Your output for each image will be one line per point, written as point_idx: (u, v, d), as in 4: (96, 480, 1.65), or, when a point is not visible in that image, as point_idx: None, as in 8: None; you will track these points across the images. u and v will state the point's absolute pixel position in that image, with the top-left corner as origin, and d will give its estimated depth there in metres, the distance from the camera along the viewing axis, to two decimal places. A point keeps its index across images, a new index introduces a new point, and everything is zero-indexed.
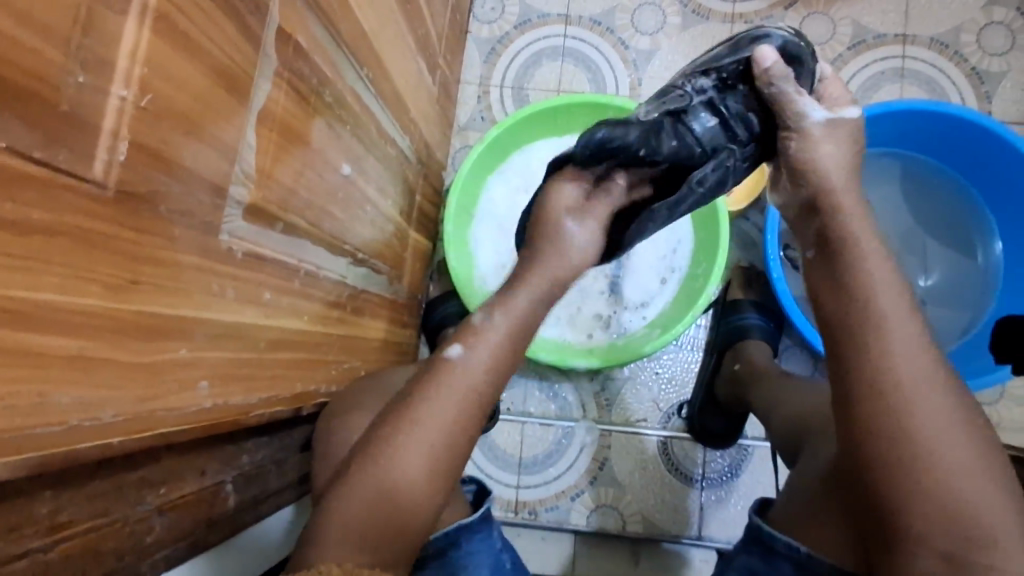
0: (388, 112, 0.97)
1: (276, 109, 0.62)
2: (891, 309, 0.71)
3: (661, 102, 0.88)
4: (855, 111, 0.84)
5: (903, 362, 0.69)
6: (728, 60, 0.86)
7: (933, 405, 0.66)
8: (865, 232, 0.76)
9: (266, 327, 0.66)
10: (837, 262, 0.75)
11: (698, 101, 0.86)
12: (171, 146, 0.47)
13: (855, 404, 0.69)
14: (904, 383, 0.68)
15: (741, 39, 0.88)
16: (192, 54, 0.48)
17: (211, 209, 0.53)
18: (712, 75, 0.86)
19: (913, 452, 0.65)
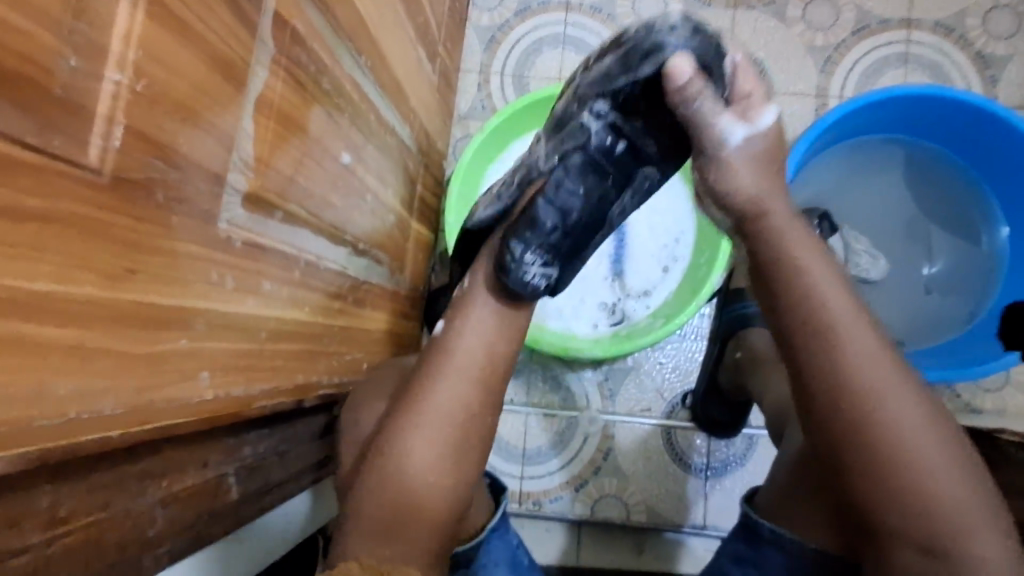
0: (387, 101, 0.96)
1: (274, 95, 0.61)
2: (843, 313, 0.71)
3: (561, 140, 0.84)
4: (771, 110, 0.79)
5: (857, 359, 0.68)
6: (622, 79, 0.78)
7: (895, 403, 0.67)
8: (801, 240, 0.76)
9: (267, 318, 0.65)
10: (787, 265, 0.74)
11: (600, 133, 0.81)
12: (167, 131, 0.46)
13: (817, 408, 0.69)
14: (864, 381, 0.67)
15: (632, 41, 0.78)
16: (187, 38, 0.47)
17: (209, 198, 0.53)
18: (609, 98, 0.80)
19: (880, 449, 0.66)
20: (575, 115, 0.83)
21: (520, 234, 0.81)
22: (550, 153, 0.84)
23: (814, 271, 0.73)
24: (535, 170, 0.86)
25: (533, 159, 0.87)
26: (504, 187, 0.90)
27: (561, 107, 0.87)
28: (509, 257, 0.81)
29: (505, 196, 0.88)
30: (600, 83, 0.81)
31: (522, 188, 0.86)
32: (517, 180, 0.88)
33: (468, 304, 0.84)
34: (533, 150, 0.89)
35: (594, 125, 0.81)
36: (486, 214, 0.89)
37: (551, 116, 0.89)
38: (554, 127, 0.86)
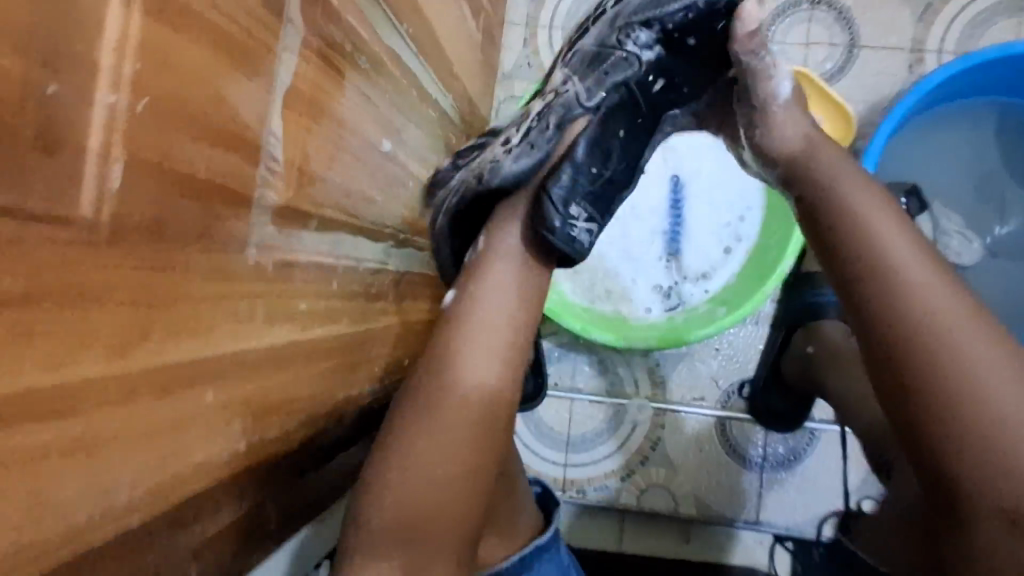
0: (430, 70, 0.85)
1: (306, 86, 0.52)
2: (920, 277, 0.56)
3: (600, 73, 0.69)
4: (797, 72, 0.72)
5: (945, 333, 0.52)
6: (675, 5, 0.66)
7: (1000, 385, 0.50)
8: (862, 194, 0.63)
9: (304, 341, 0.58)
10: (848, 223, 0.61)
11: (643, 67, 0.69)
12: (180, 154, 0.38)
13: (892, 396, 0.53)
14: (955, 355, 0.51)
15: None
16: (199, 34, 0.38)
17: (233, 222, 0.44)
18: (656, 28, 0.67)
19: (988, 447, 0.48)
20: (614, 46, 0.69)
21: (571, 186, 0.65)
22: (591, 87, 0.69)
23: (879, 228, 0.60)
24: (575, 108, 0.69)
25: (568, 95, 0.70)
26: (534, 134, 0.70)
27: (591, 37, 0.72)
28: (556, 215, 0.64)
29: (540, 143, 0.68)
30: (644, 10, 0.68)
31: (560, 131, 0.69)
32: (552, 121, 0.69)
33: (489, 275, 0.67)
34: (559, 88, 0.71)
35: (638, 58, 0.69)
36: (517, 168, 0.68)
37: (578, 48, 0.73)
38: (584, 59, 0.71)
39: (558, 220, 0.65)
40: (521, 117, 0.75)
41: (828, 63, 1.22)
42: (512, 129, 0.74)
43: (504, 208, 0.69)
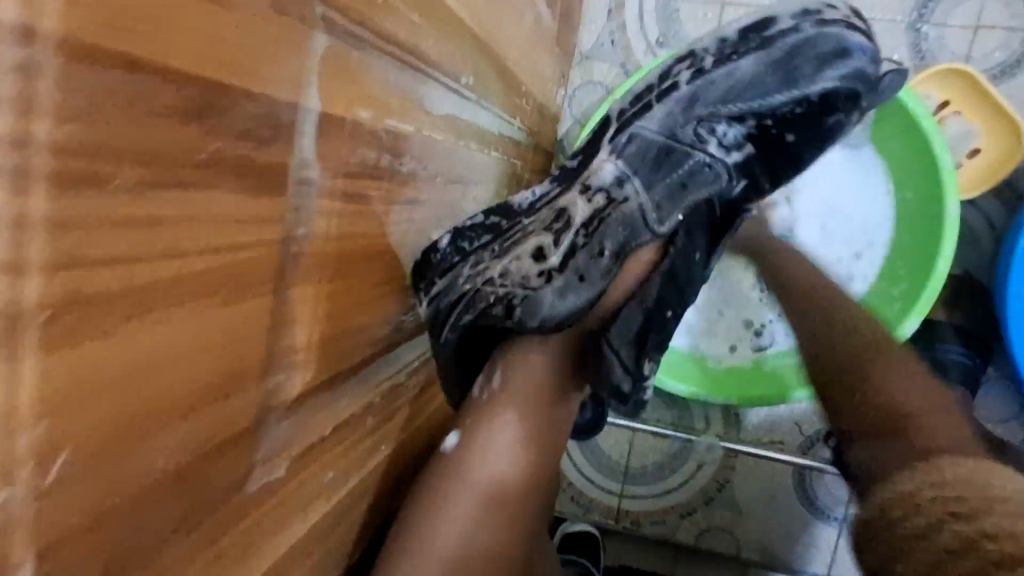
0: (495, 106, 0.68)
1: (327, 244, 0.39)
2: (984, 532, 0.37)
3: (676, 181, 0.56)
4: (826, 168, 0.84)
5: None
6: (783, 96, 0.56)
7: None
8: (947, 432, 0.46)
9: (331, 511, 0.49)
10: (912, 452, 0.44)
11: (728, 171, 0.57)
12: (139, 468, 0.27)
13: None
14: None
15: (788, 41, 0.55)
16: (157, 305, 0.25)
17: (227, 469, 0.34)
18: (752, 121, 0.56)
19: None
20: (691, 143, 0.56)
21: (644, 335, 0.57)
22: (661, 203, 0.56)
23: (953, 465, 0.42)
24: (639, 230, 0.56)
25: (629, 210, 0.55)
26: (581, 259, 0.56)
27: (655, 120, 0.57)
28: (626, 377, 0.58)
29: (595, 275, 0.55)
30: (737, 98, 0.56)
31: (620, 261, 0.56)
32: (609, 247, 0.55)
33: (498, 417, 0.57)
34: (613, 190, 0.56)
35: (722, 159, 0.57)
36: (566, 306, 0.55)
37: (636, 133, 0.57)
38: (649, 153, 0.56)
39: (628, 380, 0.58)
40: (546, 208, 0.58)
41: (1000, 54, 0.93)
42: (534, 227, 0.58)
43: (530, 342, 0.57)
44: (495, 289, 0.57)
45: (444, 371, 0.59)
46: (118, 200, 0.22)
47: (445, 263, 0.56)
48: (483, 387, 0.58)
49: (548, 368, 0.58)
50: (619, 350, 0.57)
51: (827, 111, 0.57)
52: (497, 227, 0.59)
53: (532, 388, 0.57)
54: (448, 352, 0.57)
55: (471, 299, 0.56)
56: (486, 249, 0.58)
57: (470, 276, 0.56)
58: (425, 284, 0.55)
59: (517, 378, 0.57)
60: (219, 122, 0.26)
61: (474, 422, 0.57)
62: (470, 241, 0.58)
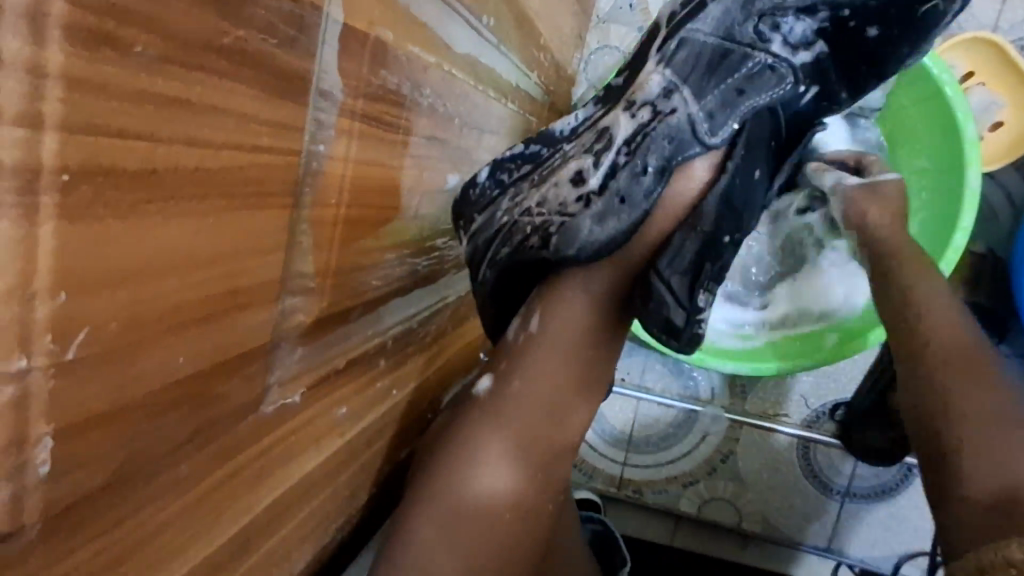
0: (514, 56, 0.67)
1: (347, 168, 0.38)
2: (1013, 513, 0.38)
3: (734, 86, 0.54)
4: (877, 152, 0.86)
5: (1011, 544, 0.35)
6: None
7: None
8: None
9: (339, 448, 0.49)
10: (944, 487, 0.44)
11: (794, 72, 0.55)
12: (155, 366, 0.26)
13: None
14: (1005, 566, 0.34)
15: None
16: (175, 196, 0.25)
17: (243, 387, 0.34)
18: (824, 13, 0.54)
19: None
20: (751, 43, 0.55)
21: (699, 265, 0.54)
22: (713, 112, 0.54)
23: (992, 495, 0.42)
24: (688, 142, 0.54)
25: (677, 123, 0.54)
26: (622, 180, 0.55)
27: (709, 21, 0.55)
28: (679, 310, 0.54)
29: (636, 197, 0.54)
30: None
31: (665, 178, 0.55)
32: (653, 162, 0.54)
33: (524, 374, 0.56)
34: (659, 102, 0.55)
35: (788, 60, 0.55)
36: (604, 233, 0.55)
37: (687, 37, 0.56)
38: (701, 58, 0.55)
39: (680, 313, 0.54)
40: (589, 132, 0.59)
41: None
42: (575, 151, 0.59)
43: (571, 276, 0.57)
44: (532, 219, 0.58)
45: (482, 308, 0.62)
46: (139, 71, 0.22)
47: (483, 198, 0.60)
48: (520, 329, 0.58)
49: (589, 307, 0.56)
50: (670, 279, 0.54)
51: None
52: (538, 156, 0.61)
53: (563, 340, 0.56)
54: (486, 288, 0.61)
55: (507, 231, 0.59)
56: (525, 179, 0.61)
57: (507, 209, 0.60)
58: (463, 222, 0.61)
59: (556, 320, 0.56)
60: (240, 11, 0.26)
61: (501, 378, 0.56)
62: (509, 172, 0.61)
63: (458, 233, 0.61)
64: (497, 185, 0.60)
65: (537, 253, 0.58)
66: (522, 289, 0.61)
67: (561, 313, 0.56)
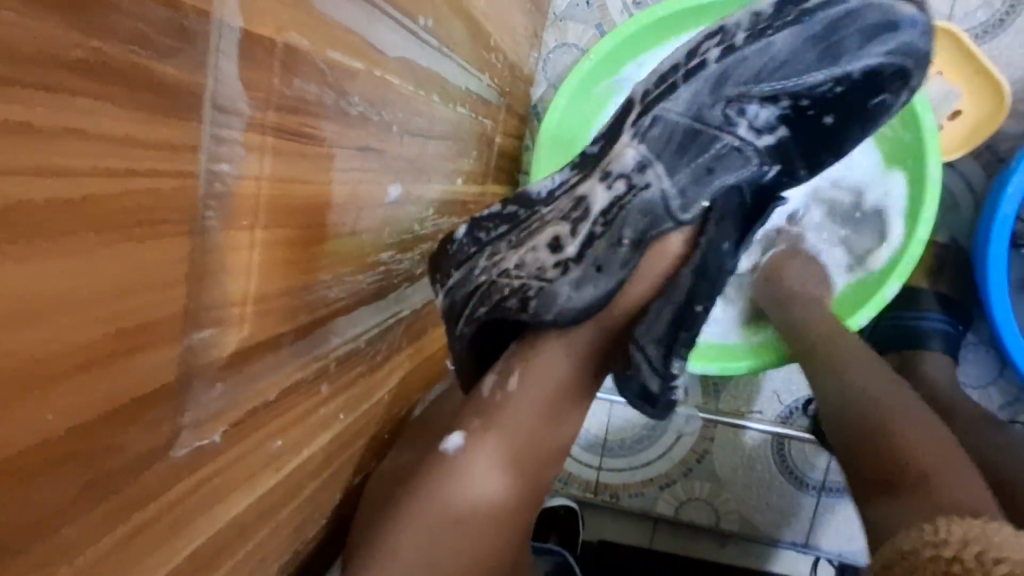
0: (461, 59, 0.64)
1: (262, 185, 0.35)
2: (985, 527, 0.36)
3: (704, 164, 0.59)
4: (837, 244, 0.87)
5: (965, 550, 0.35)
6: (821, 74, 0.58)
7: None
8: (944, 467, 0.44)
9: (279, 484, 0.46)
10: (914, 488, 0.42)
11: (760, 154, 0.60)
12: (20, 427, 0.23)
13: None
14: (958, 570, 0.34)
15: (830, 13, 0.58)
16: (25, 234, 0.21)
17: (149, 432, 0.31)
18: (785, 102, 0.60)
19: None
20: (719, 125, 0.60)
21: (674, 335, 0.56)
22: (685, 188, 0.59)
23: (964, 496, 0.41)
24: (662, 217, 0.59)
25: (651, 196, 0.59)
26: (599, 250, 0.59)
27: (680, 102, 0.59)
28: (653, 376, 0.57)
29: (612, 266, 0.58)
30: (770, 77, 0.59)
31: (640, 249, 0.58)
32: (628, 235, 0.58)
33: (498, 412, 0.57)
34: (634, 176, 0.59)
35: (753, 142, 0.60)
36: (580, 299, 0.57)
37: (660, 115, 0.59)
38: (673, 137, 0.59)
39: (655, 379, 0.57)
40: (564, 197, 0.61)
41: (984, 14, 0.90)
42: (553, 217, 0.61)
43: (549, 339, 0.59)
44: (510, 281, 0.60)
45: (462, 363, 0.63)
46: None
47: (461, 254, 0.62)
48: (497, 388, 0.58)
49: (569, 361, 0.59)
50: (646, 349, 0.55)
51: (870, 87, 0.60)
52: (514, 216, 0.63)
53: (536, 383, 0.58)
54: (464, 344, 0.62)
55: (484, 291, 0.60)
56: (502, 239, 0.62)
57: (485, 268, 0.61)
58: (440, 275, 0.63)
59: (536, 377, 0.58)
60: (98, 22, 0.23)
61: None
62: (486, 231, 0.63)
63: (436, 289, 0.63)
64: (474, 243, 0.62)
65: (513, 316, 0.59)
66: (499, 344, 0.63)
67: (541, 369, 0.58)
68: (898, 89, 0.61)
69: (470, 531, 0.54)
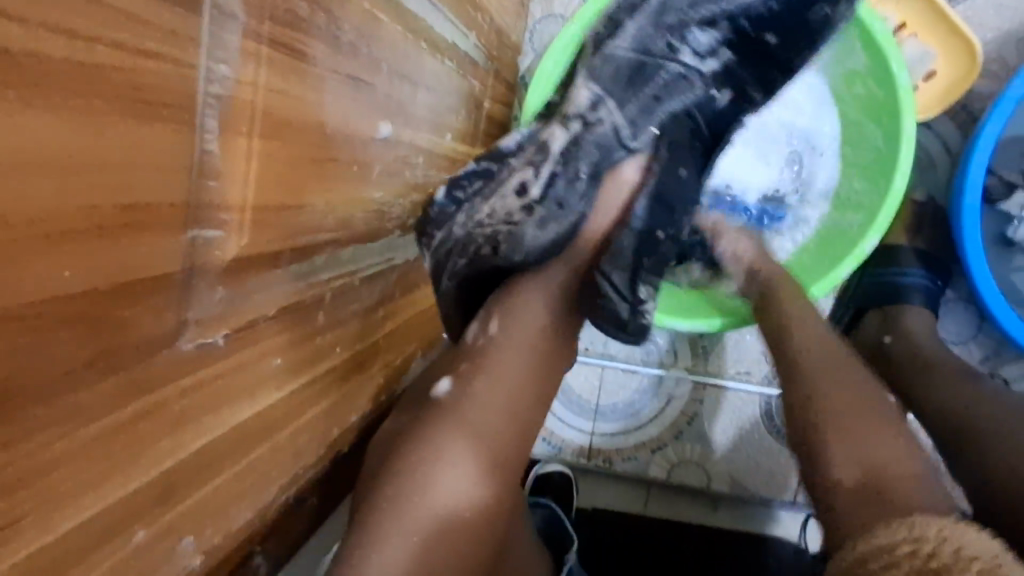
0: (448, 10, 0.66)
1: (259, 93, 0.36)
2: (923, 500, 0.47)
3: (649, 94, 0.64)
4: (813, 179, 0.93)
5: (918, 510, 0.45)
6: None
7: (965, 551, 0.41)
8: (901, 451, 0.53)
9: (276, 404, 0.48)
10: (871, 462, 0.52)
11: (703, 78, 0.67)
12: (38, 277, 0.25)
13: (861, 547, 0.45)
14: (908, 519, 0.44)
15: None
16: (37, 82, 0.23)
17: (152, 316, 0.33)
18: (722, 26, 0.66)
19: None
20: (663, 55, 0.65)
21: (638, 258, 0.63)
22: (635, 119, 0.64)
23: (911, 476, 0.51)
24: (614, 147, 0.63)
25: (606, 129, 0.63)
26: (560, 188, 0.62)
27: (627, 39, 0.64)
28: (623, 302, 0.62)
29: (575, 199, 0.62)
30: (704, 4, 0.65)
31: (597, 180, 0.63)
32: (585, 169, 0.63)
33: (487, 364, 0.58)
34: (589, 114, 0.63)
35: (698, 67, 0.66)
36: (545, 237, 0.60)
37: (610, 54, 0.64)
38: (622, 73, 0.63)
39: (624, 305, 0.62)
40: (530, 145, 0.66)
41: None
42: (520, 165, 0.65)
43: (528, 282, 0.63)
44: (484, 230, 0.63)
45: (449, 318, 0.66)
46: None
47: (444, 215, 0.66)
48: (480, 333, 0.62)
49: (547, 304, 0.62)
50: (612, 276, 0.61)
51: (800, 5, 0.66)
52: (487, 170, 0.67)
53: (522, 341, 0.60)
54: (450, 299, 0.65)
55: (461, 244, 0.63)
56: (478, 194, 0.65)
57: (463, 223, 0.64)
58: (425, 238, 0.65)
59: (516, 323, 0.61)
60: None
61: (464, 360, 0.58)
62: (464, 189, 0.65)
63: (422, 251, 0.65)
64: (452, 202, 0.65)
65: (488, 264, 0.62)
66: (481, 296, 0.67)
67: (528, 313, 0.61)
68: (833, 3, 0.66)
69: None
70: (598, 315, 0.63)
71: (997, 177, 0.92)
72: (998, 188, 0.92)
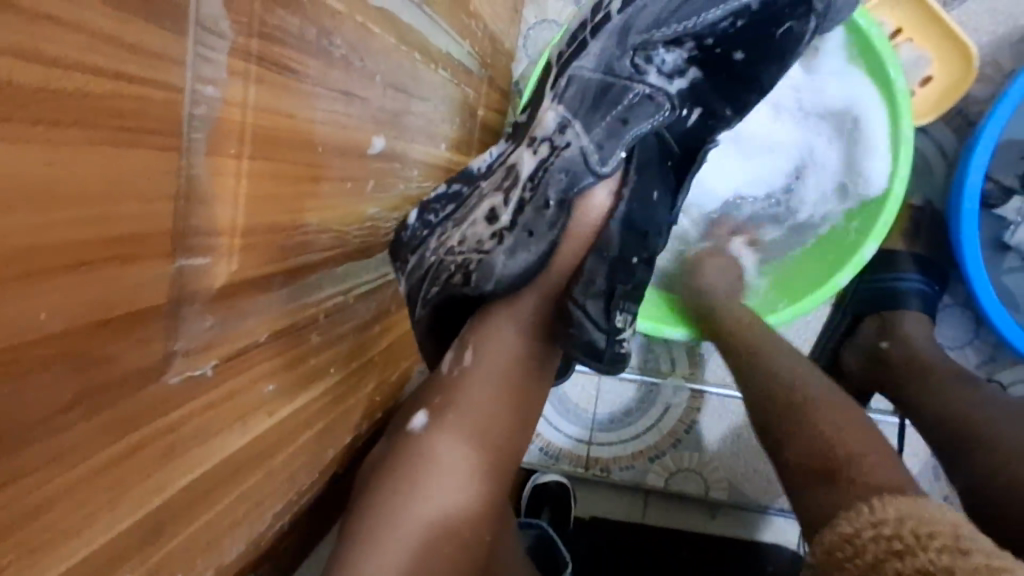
0: (441, 19, 0.64)
1: (247, 114, 0.35)
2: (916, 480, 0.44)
3: (618, 115, 0.59)
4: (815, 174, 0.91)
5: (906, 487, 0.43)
6: (718, 12, 0.61)
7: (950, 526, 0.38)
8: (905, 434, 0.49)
9: (269, 430, 0.46)
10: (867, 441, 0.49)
11: (671, 99, 0.61)
12: (15, 320, 0.23)
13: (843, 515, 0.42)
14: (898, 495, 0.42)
15: None
16: (12, 115, 0.22)
17: (138, 350, 0.31)
18: (689, 44, 0.61)
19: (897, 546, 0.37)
20: (628, 76, 0.59)
21: (611, 288, 0.58)
22: (602, 143, 0.58)
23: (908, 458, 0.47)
24: (583, 174, 0.57)
25: (570, 153, 0.58)
26: (528, 214, 0.58)
27: (592, 59, 0.60)
28: (598, 331, 0.58)
29: (542, 228, 0.58)
30: (670, 20, 0.60)
31: (565, 208, 0.58)
32: (553, 195, 0.57)
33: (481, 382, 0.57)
34: (555, 138, 0.59)
35: (665, 88, 0.61)
36: (516, 265, 0.58)
37: (574, 74, 0.60)
38: (587, 92, 0.59)
39: (599, 334, 0.58)
40: (500, 169, 0.63)
41: None
42: (490, 189, 0.63)
43: (501, 313, 0.60)
44: (454, 258, 0.61)
45: (425, 344, 0.64)
46: None
47: (415, 240, 0.62)
48: (454, 363, 0.59)
49: (518, 330, 0.59)
50: (585, 304, 0.57)
51: (770, 20, 0.62)
52: (459, 194, 0.65)
53: (504, 361, 0.59)
54: (426, 325, 0.63)
55: (434, 271, 0.61)
56: (449, 218, 0.63)
57: (434, 249, 0.61)
58: (400, 262, 0.63)
59: (489, 353, 0.58)
60: None
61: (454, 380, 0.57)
62: (435, 214, 0.63)
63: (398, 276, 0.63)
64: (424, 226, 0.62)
65: (458, 291, 0.61)
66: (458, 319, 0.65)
67: (496, 346, 0.59)
68: (802, 16, 0.63)
69: (464, 479, 0.54)
70: (570, 344, 0.59)
71: (994, 183, 0.92)
72: (995, 193, 0.92)
